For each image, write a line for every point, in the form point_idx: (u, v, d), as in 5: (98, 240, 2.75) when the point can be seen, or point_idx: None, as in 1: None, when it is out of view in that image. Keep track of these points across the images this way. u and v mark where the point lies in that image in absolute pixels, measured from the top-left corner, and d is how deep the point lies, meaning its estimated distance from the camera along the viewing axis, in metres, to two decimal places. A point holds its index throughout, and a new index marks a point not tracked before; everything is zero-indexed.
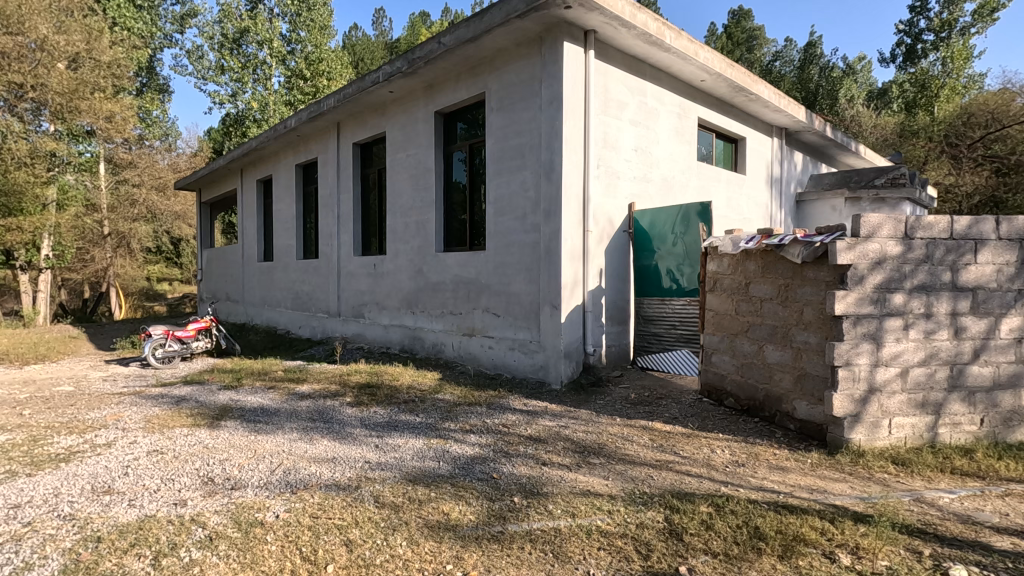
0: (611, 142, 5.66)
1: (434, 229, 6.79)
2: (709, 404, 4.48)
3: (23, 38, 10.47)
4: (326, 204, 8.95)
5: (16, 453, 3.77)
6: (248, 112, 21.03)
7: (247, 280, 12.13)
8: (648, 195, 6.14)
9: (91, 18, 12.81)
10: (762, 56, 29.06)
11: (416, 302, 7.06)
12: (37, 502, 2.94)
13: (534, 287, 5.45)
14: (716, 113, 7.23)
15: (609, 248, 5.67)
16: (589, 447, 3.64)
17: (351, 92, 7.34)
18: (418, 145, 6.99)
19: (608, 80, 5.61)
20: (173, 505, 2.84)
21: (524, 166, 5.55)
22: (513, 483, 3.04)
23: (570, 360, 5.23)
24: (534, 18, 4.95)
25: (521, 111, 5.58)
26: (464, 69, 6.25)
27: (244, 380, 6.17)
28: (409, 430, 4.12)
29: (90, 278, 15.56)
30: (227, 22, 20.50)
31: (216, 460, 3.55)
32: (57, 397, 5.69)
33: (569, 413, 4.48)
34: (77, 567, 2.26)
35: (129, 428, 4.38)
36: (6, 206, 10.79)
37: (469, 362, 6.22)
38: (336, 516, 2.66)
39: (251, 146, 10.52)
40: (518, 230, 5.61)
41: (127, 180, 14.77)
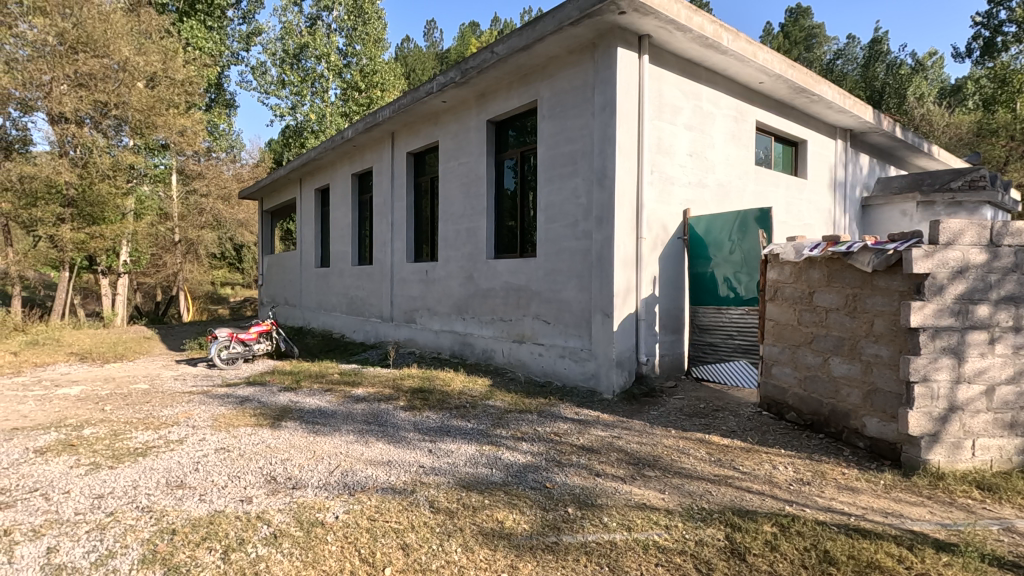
0: (665, 147, 5.56)
1: (484, 236, 6.86)
2: (769, 417, 4.31)
3: (108, 59, 11.24)
4: (380, 212, 9.20)
5: (99, 446, 4.04)
6: (306, 123, 21.92)
7: (305, 285, 12.59)
8: (703, 201, 5.99)
9: (167, 39, 13.71)
10: (822, 55, 27.83)
11: (466, 308, 7.14)
12: (118, 494, 3.14)
13: (585, 294, 5.41)
14: (775, 116, 6.99)
15: (663, 254, 5.57)
16: (644, 459, 3.57)
17: (405, 102, 7.53)
18: (471, 154, 7.08)
19: (662, 85, 5.52)
20: (240, 502, 2.97)
21: (576, 173, 5.53)
22: (566, 493, 3.01)
23: (623, 369, 5.15)
24: (587, 25, 4.94)
25: (573, 118, 5.57)
26: (517, 77, 6.30)
27: (303, 382, 6.41)
28: (461, 436, 4.16)
29: (161, 282, 16.59)
30: (288, 39, 21.44)
31: (278, 459, 3.69)
32: (134, 394, 6.09)
33: (621, 423, 4.41)
34: (154, 558, 2.39)
35: (199, 426, 4.62)
36: (89, 215, 11.81)
37: (520, 368, 6.23)
38: (393, 519, 2.71)
39: (311, 157, 10.96)
40: (569, 237, 5.59)
41: (196, 190, 15.67)
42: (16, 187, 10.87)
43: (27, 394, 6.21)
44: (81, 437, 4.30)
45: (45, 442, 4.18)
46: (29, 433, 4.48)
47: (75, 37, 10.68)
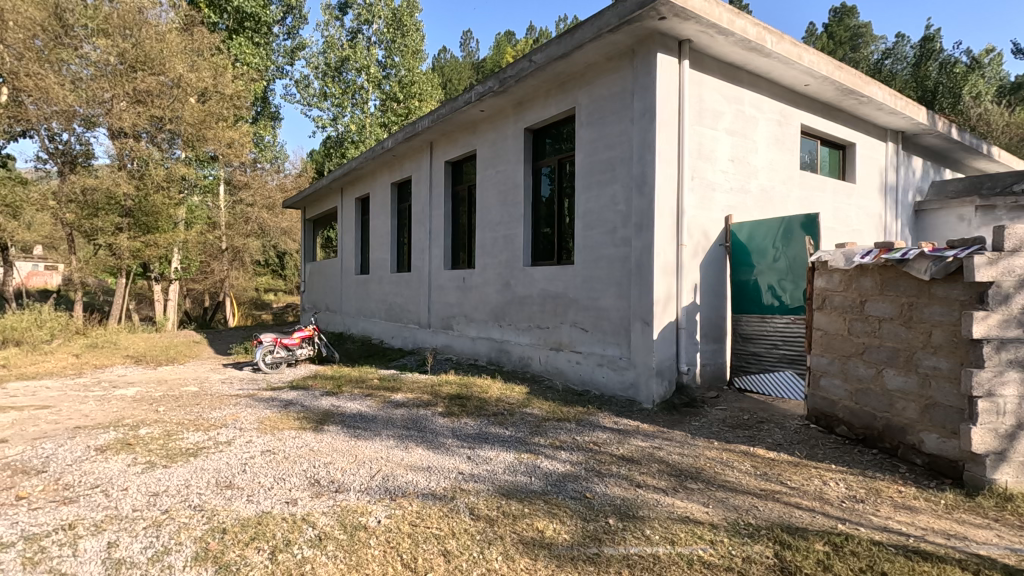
0: (706, 153, 5.46)
1: (521, 244, 6.87)
2: (818, 431, 4.15)
3: (163, 76, 11.79)
4: (419, 220, 9.34)
5: (154, 446, 4.23)
6: (347, 134, 22.49)
7: (345, 292, 12.87)
8: (746, 207, 5.85)
9: (218, 55, 14.32)
10: (869, 55, 26.80)
11: (503, 315, 7.16)
12: (171, 492, 3.27)
13: (624, 302, 5.36)
14: (821, 118, 6.77)
15: (705, 262, 5.46)
16: (686, 471, 3.49)
17: (444, 111, 7.65)
18: (508, 162, 7.13)
19: (702, 89, 5.43)
20: (285, 503, 3.05)
21: (614, 180, 5.49)
22: (607, 505, 2.96)
23: (663, 379, 5.05)
24: (626, 31, 4.92)
25: (612, 125, 5.54)
26: (554, 85, 6.32)
27: (344, 387, 6.54)
28: (500, 443, 4.16)
29: (209, 288, 17.30)
30: (330, 52, 22.08)
31: (321, 463, 3.77)
32: (185, 396, 6.34)
33: (662, 434, 4.33)
34: (206, 555, 2.48)
35: (246, 428, 4.78)
36: (144, 225, 12.44)
37: (557, 376, 6.19)
38: (433, 525, 2.73)
39: (351, 167, 11.24)
40: (608, 244, 5.55)
41: (242, 200, 16.26)
42: (79, 199, 11.53)
43: (88, 394, 6.54)
44: (137, 436, 4.51)
45: (105, 441, 4.40)
46: (90, 431, 4.72)
47: (134, 56, 11.34)
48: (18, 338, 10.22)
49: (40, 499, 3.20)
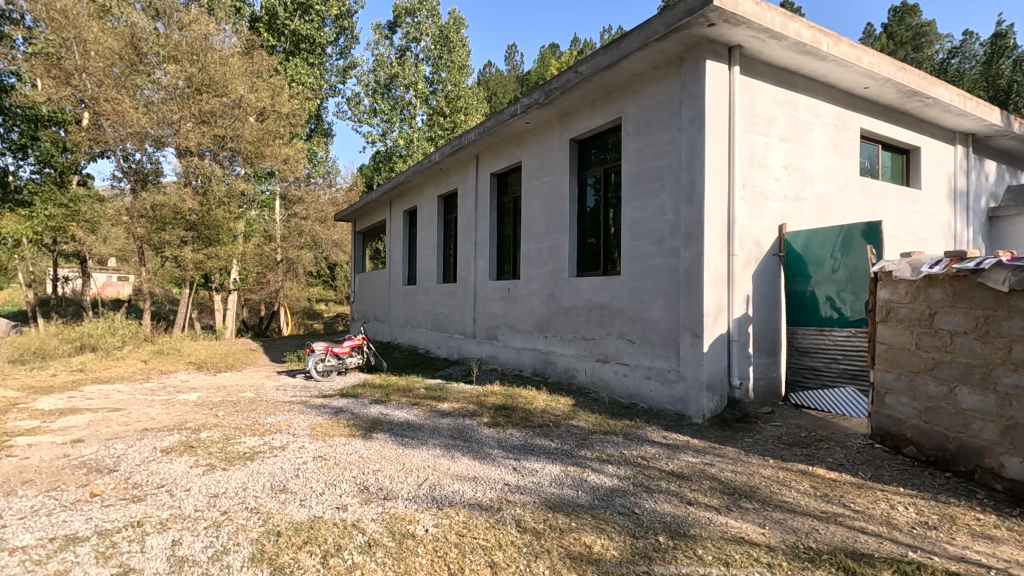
0: (759, 160, 5.31)
1: (567, 254, 6.85)
2: (883, 451, 3.91)
3: (226, 98, 12.44)
4: (465, 232, 9.46)
5: (214, 449, 4.42)
6: (395, 148, 23.12)
7: (393, 302, 13.14)
8: (801, 215, 5.64)
9: (275, 76, 15.05)
10: (933, 54, 25.48)
11: (548, 326, 7.14)
12: (230, 494, 3.40)
13: (672, 313, 5.24)
14: (882, 122, 6.47)
15: (757, 272, 5.28)
16: (739, 489, 3.35)
17: (490, 124, 7.74)
18: (553, 173, 7.14)
19: (754, 95, 5.29)
20: (336, 509, 3.12)
21: (662, 189, 5.41)
22: (657, 521, 2.88)
23: (713, 393, 4.90)
24: (674, 39, 4.86)
25: (659, 134, 5.47)
26: (600, 95, 6.31)
27: (392, 396, 6.66)
28: (546, 455, 4.13)
29: (265, 298, 18.03)
30: (380, 70, 22.83)
31: (370, 470, 3.84)
32: (242, 402, 6.62)
33: (713, 450, 4.19)
34: (263, 556, 2.56)
35: (299, 434, 4.93)
36: (207, 238, 13.10)
37: (603, 389, 6.10)
38: (480, 536, 2.72)
39: (400, 180, 11.53)
40: (655, 254, 5.46)
41: (297, 214, 16.94)
42: (149, 214, 12.30)
43: (155, 398, 6.93)
44: (199, 439, 4.73)
45: (169, 443, 4.63)
46: (157, 434, 4.98)
47: (200, 80, 12.04)
48: (93, 344, 10.97)
49: (112, 496, 3.40)
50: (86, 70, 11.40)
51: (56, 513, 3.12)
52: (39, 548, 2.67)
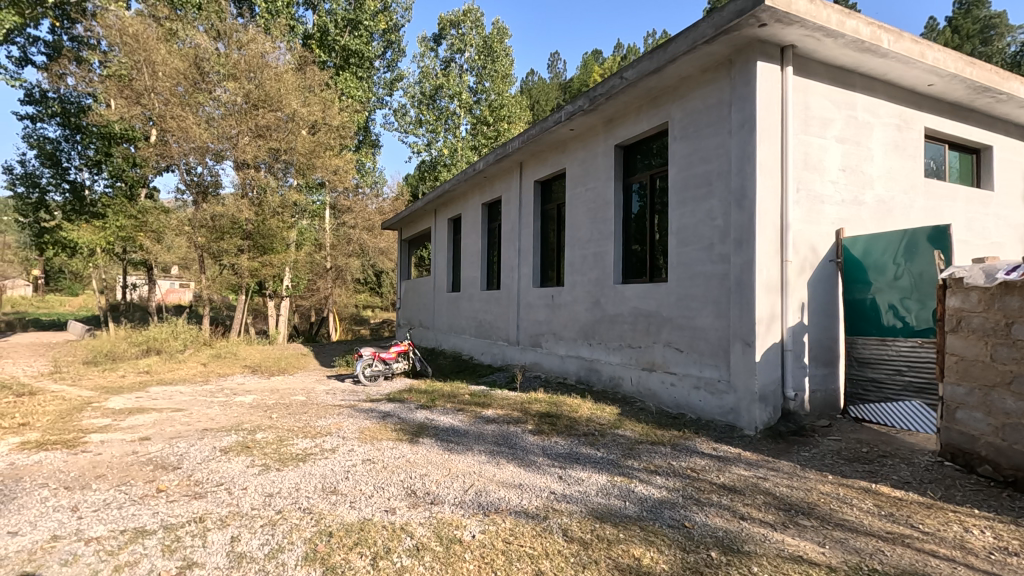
0: (814, 163, 5.12)
1: (612, 261, 6.78)
2: (954, 469, 3.67)
3: (280, 112, 12.99)
4: (509, 239, 9.51)
5: (269, 450, 4.59)
6: (440, 158, 23.53)
7: (438, 308, 13.32)
8: (860, 220, 5.39)
9: (326, 91, 15.61)
10: (1005, 48, 24.03)
11: (593, 334, 7.07)
12: (284, 494, 3.52)
13: (722, 321, 5.11)
14: (949, 121, 6.12)
15: (813, 279, 5.07)
16: (796, 506, 3.21)
17: (534, 132, 7.78)
18: (599, 179, 7.09)
19: (809, 96, 5.11)
20: (385, 512, 3.18)
21: (711, 194, 5.29)
22: (708, 536, 2.80)
23: (766, 405, 4.72)
24: (723, 41, 4.77)
25: (708, 138, 5.36)
26: (647, 100, 6.24)
27: (437, 401, 6.75)
28: (592, 465, 4.08)
29: (315, 304, 18.62)
30: (426, 81, 23.33)
31: (417, 474, 3.90)
32: (295, 405, 6.84)
33: (767, 463, 4.03)
34: (315, 556, 2.63)
35: (348, 437, 5.06)
36: (262, 246, 13.67)
37: (650, 398, 5.99)
38: (527, 544, 2.71)
39: (445, 189, 11.71)
40: (704, 260, 5.34)
41: (345, 223, 17.45)
42: (209, 224, 12.94)
43: (214, 400, 7.25)
44: (255, 440, 4.92)
45: (228, 443, 4.83)
46: (216, 434, 5.21)
47: (257, 96, 12.62)
48: (158, 347, 11.63)
49: (176, 492, 3.57)
50: (154, 90, 12.13)
51: (126, 507, 3.31)
52: (111, 540, 2.83)
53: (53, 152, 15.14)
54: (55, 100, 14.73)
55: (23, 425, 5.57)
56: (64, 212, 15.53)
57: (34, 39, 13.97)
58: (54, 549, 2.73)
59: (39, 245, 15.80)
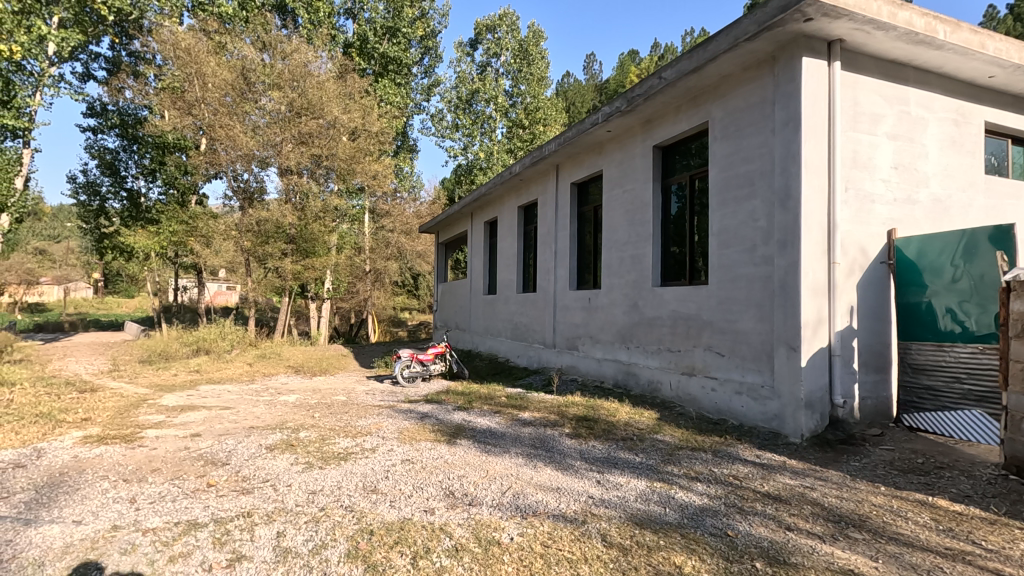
0: (863, 162, 4.93)
1: (650, 263, 6.68)
2: (1019, 483, 3.46)
3: (322, 119, 13.36)
4: (545, 241, 9.50)
5: (312, 448, 4.71)
6: (476, 161, 23.72)
7: (474, 312, 13.40)
8: (914, 219, 5.16)
9: (366, 98, 15.97)
10: None
11: (631, 337, 6.99)
12: (327, 491, 3.61)
13: (765, 325, 4.96)
14: (1011, 114, 5.79)
15: (863, 282, 4.88)
16: (846, 518, 3.09)
17: (571, 134, 7.75)
18: (636, 181, 7.01)
19: (857, 91, 4.92)
20: (424, 512, 3.22)
21: (753, 195, 5.16)
22: (753, 545, 2.73)
23: (813, 411, 4.56)
24: (766, 38, 4.65)
25: (750, 137, 5.22)
26: (686, 100, 6.13)
27: (474, 403, 6.80)
28: (631, 470, 4.03)
29: (355, 307, 19.02)
30: (462, 86, 23.59)
31: (455, 476, 3.93)
32: (336, 404, 7.00)
33: (814, 473, 3.90)
34: (357, 554, 2.69)
35: (387, 437, 5.15)
36: (304, 250, 14.06)
37: (690, 403, 5.86)
38: (566, 548, 2.70)
39: (481, 193, 11.80)
40: (746, 263, 5.21)
41: (384, 227, 17.77)
42: (255, 229, 13.41)
43: (260, 399, 7.48)
44: (299, 438, 5.07)
45: (272, 441, 4.99)
46: (262, 432, 5.39)
47: (301, 104, 13.02)
48: (207, 347, 12.11)
49: (225, 487, 3.71)
50: (204, 101, 12.65)
51: (179, 500, 3.46)
52: (166, 531, 2.97)
53: (112, 162, 15.99)
54: (114, 112, 15.57)
55: (86, 420, 5.89)
56: (122, 219, 16.37)
57: (96, 55, 14.77)
58: (114, 538, 2.87)
59: (99, 249, 16.70)
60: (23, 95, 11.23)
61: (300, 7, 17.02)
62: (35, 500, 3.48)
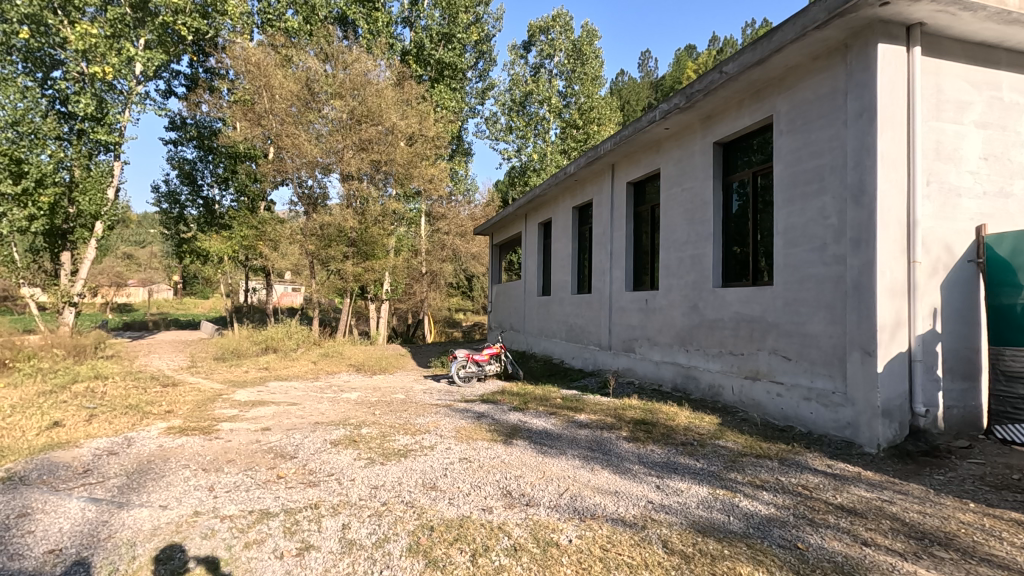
0: (948, 153, 4.59)
1: (711, 264, 6.48)
2: None
3: (380, 125, 13.77)
4: (600, 242, 9.41)
5: (373, 444, 4.87)
6: (530, 162, 23.78)
7: (528, 313, 13.43)
8: (1007, 214, 4.75)
9: (422, 103, 16.33)
10: None
11: (690, 339, 6.81)
12: (388, 487, 3.72)
13: (837, 328, 4.71)
14: None
15: (948, 282, 4.54)
16: (930, 535, 2.88)
17: (627, 133, 7.64)
18: (696, 179, 6.82)
19: (941, 78, 4.59)
20: (482, 510, 3.25)
21: (823, 191, 4.91)
22: (825, 560, 2.59)
23: (891, 420, 4.27)
24: (838, 25, 4.42)
25: (819, 130, 4.98)
26: (749, 93, 5.91)
27: (529, 404, 6.81)
28: (691, 475, 3.92)
29: (412, 307, 19.47)
30: (516, 88, 23.69)
31: (512, 475, 3.95)
32: (395, 403, 7.20)
33: (893, 486, 3.66)
34: (418, 548, 2.75)
35: (445, 435, 5.24)
36: (364, 253, 14.54)
37: (754, 409, 5.64)
38: (625, 553, 2.66)
39: (536, 194, 11.82)
40: (815, 262, 4.96)
41: (440, 229, 18.13)
42: (319, 233, 13.98)
43: (323, 396, 7.81)
44: (361, 435, 5.25)
45: (336, 436, 5.19)
46: (326, 427, 5.61)
47: (361, 112, 13.48)
48: (275, 346, 12.73)
49: (293, 479, 3.90)
50: (272, 112, 13.33)
51: (253, 490, 3.66)
52: (242, 518, 3.14)
53: (190, 171, 17.12)
54: (192, 125, 16.65)
55: (169, 412, 6.34)
56: (199, 225, 17.50)
57: (176, 73, 15.85)
58: (195, 523, 3.07)
59: (179, 254, 17.88)
60: (114, 112, 12.20)
61: (360, 18, 17.60)
62: (126, 485, 3.77)
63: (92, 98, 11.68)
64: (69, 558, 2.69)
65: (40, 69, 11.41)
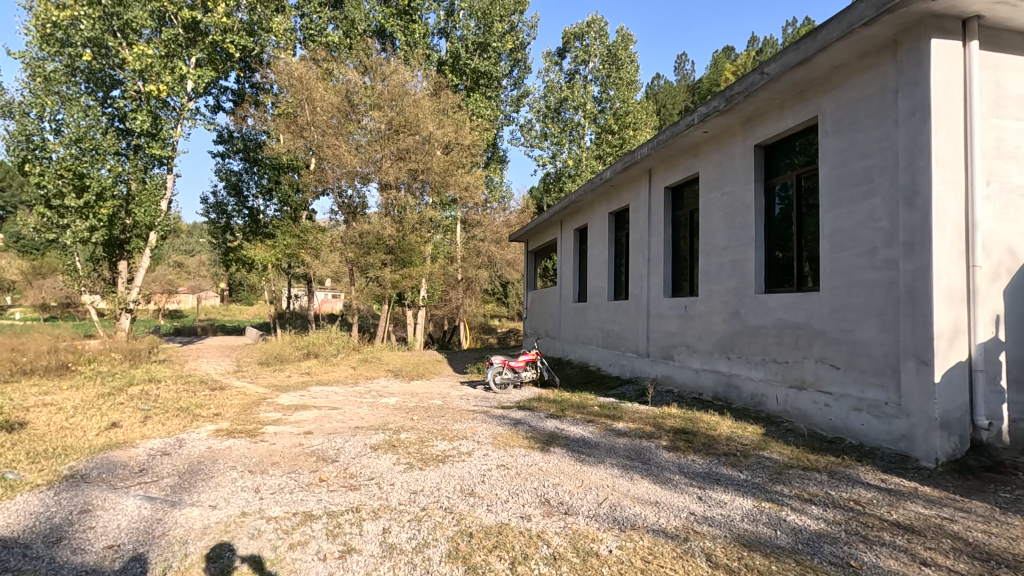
0: (1009, 151, 4.35)
1: (753, 269, 6.31)
2: None
3: (417, 135, 14.01)
4: (637, 247, 9.29)
5: (412, 449, 4.93)
6: (565, 169, 23.74)
7: (564, 319, 13.35)
8: None
9: (458, 112, 16.52)
10: None
11: (731, 347, 6.63)
12: (427, 492, 3.76)
13: (889, 336, 4.51)
14: None
15: (1011, 288, 4.29)
16: (997, 556, 2.71)
17: (664, 137, 7.54)
18: (736, 182, 6.68)
19: (1000, 73, 4.37)
20: (520, 517, 3.25)
21: (872, 193, 4.73)
22: None
23: (950, 433, 4.05)
24: (886, 21, 4.25)
25: (868, 130, 4.80)
26: (793, 94, 5.75)
27: (567, 411, 6.77)
28: (735, 487, 3.81)
29: (448, 313, 19.64)
30: (550, 95, 23.68)
31: (550, 483, 3.92)
32: (432, 408, 7.27)
33: (955, 503, 3.46)
34: (457, 554, 2.76)
35: (482, 441, 5.26)
36: (402, 260, 14.78)
37: (800, 419, 5.45)
38: (668, 565, 2.60)
39: (571, 200, 11.78)
40: (864, 267, 4.77)
41: (476, 236, 18.28)
42: (358, 241, 14.29)
43: (363, 400, 7.97)
44: (400, 439, 5.32)
45: (376, 440, 5.28)
46: (366, 432, 5.71)
47: (398, 121, 13.77)
48: (316, 351, 13.05)
49: (335, 483, 3.98)
50: (314, 124, 13.75)
51: (297, 492, 3.75)
52: (287, 519, 3.23)
53: (237, 183, 17.82)
54: (239, 139, 17.33)
55: (217, 415, 6.57)
56: (244, 233, 18.13)
57: (224, 89, 16.54)
58: (243, 523, 3.17)
59: (226, 262, 18.58)
60: (168, 127, 12.79)
61: (398, 30, 17.99)
62: (178, 484, 3.93)
63: (148, 114, 12.29)
64: (127, 554, 2.80)
65: (101, 88, 12.13)
